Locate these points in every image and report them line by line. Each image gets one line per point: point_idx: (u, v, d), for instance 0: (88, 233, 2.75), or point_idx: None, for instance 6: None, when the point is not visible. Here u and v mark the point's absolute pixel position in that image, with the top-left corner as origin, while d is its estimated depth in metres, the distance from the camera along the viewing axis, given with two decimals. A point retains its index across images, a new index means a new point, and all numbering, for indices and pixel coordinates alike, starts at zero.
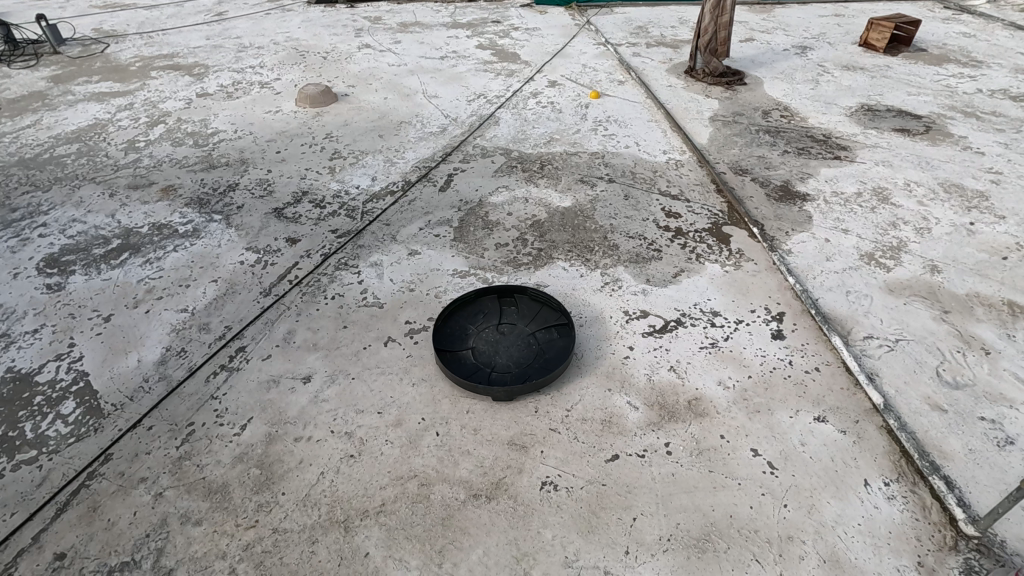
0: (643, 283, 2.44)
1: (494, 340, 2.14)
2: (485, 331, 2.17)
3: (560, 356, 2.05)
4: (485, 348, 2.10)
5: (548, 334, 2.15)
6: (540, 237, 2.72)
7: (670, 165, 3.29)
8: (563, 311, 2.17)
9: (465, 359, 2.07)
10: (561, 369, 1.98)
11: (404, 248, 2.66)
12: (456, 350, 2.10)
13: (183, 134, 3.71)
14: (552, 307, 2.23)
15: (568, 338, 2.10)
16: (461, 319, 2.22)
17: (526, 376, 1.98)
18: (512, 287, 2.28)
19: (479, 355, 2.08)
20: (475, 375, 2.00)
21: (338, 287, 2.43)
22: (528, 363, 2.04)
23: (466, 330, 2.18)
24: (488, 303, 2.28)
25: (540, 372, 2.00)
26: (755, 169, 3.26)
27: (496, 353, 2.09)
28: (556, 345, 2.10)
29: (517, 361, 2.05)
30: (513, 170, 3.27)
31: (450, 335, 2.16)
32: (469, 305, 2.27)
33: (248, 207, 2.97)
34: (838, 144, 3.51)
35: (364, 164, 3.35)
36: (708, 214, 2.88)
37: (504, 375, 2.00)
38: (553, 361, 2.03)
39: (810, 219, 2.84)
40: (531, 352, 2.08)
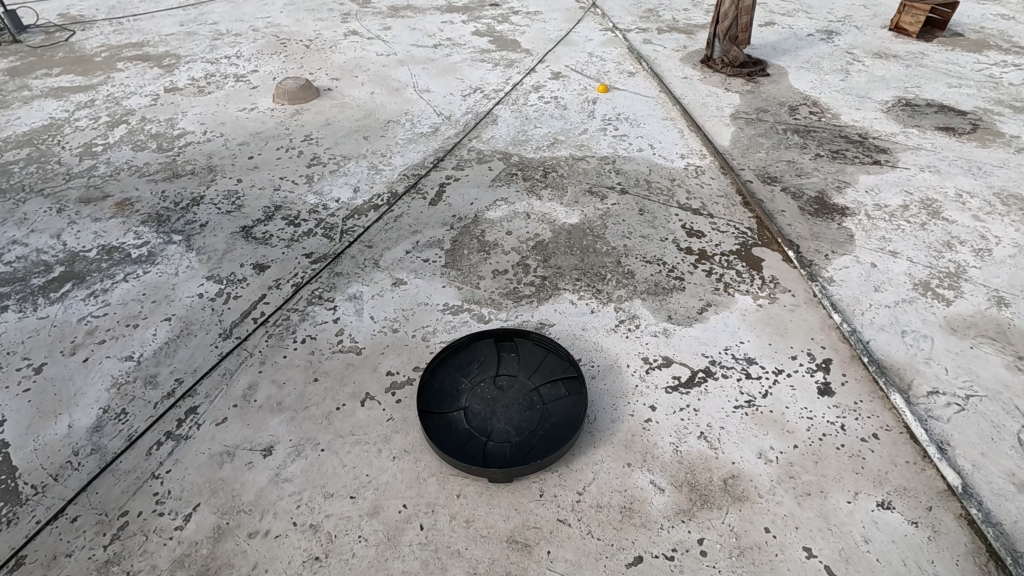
0: (664, 321, 2.11)
1: (491, 397, 1.81)
2: (481, 386, 1.84)
3: (570, 420, 1.73)
4: (480, 409, 1.78)
5: (555, 390, 1.82)
6: (543, 261, 2.38)
7: (690, 172, 2.93)
8: (573, 362, 1.85)
9: (455, 424, 1.74)
10: (572, 440, 1.66)
11: (388, 276, 2.32)
12: (445, 411, 1.77)
13: (146, 136, 3.34)
14: (559, 356, 1.91)
15: (580, 396, 1.79)
16: (451, 370, 1.89)
17: (530, 449, 1.67)
18: (512, 331, 1.95)
19: (473, 418, 1.75)
20: (468, 447, 1.68)
21: (310, 327, 2.09)
22: (531, 429, 1.72)
23: (457, 385, 1.85)
24: (482, 350, 1.95)
25: (546, 442, 1.68)
26: (784, 176, 2.90)
27: (493, 415, 1.76)
28: (564, 405, 1.78)
29: (518, 427, 1.73)
30: (512, 178, 2.91)
31: (439, 392, 1.83)
32: (460, 353, 1.94)
33: (213, 224, 2.62)
34: (876, 146, 3.14)
35: (346, 172, 2.99)
36: (735, 232, 2.53)
37: (504, 446, 1.68)
38: (562, 427, 1.72)
39: (852, 238, 2.49)
40: (536, 413, 1.76)
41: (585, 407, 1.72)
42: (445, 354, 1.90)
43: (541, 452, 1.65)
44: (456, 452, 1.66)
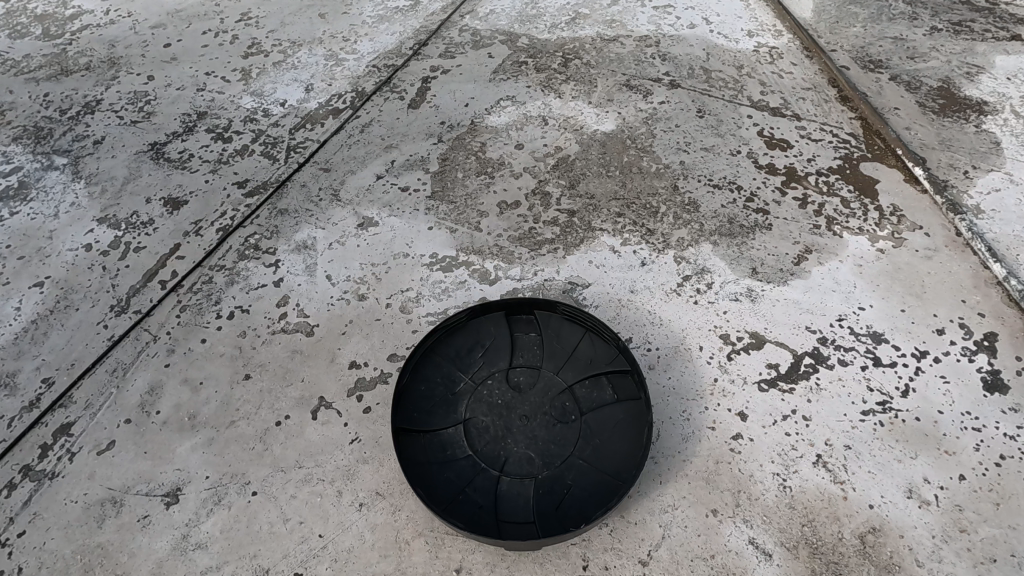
0: (747, 277, 1.48)
1: (503, 405, 1.23)
2: (487, 388, 1.26)
3: (623, 441, 1.16)
4: (487, 424, 1.21)
5: (598, 392, 1.24)
6: (568, 189, 1.71)
7: (762, 56, 2.15)
8: (626, 350, 1.25)
9: (450, 450, 1.18)
10: (630, 475, 1.11)
11: (352, 214, 1.65)
12: (435, 428, 1.20)
13: (30, 18, 2.49)
14: (602, 338, 1.31)
15: (637, 402, 1.21)
16: (442, 360, 1.30)
17: (566, 491, 1.11)
18: (530, 302, 1.33)
19: (478, 439, 1.19)
20: (472, 489, 1.13)
21: (240, 295, 1.47)
22: (566, 455, 1.15)
23: (450, 385, 1.27)
24: (487, 330, 1.34)
25: (590, 477, 1.13)
26: (892, 59, 2.12)
27: (507, 433, 1.19)
28: (614, 416, 1.20)
29: (546, 452, 1.17)
30: (521, 69, 2.13)
31: (425, 396, 1.25)
32: (452, 335, 1.33)
33: (110, 141, 1.90)
34: (1012, 14, 2.31)
35: (295, 63, 2.21)
36: (833, 141, 1.83)
37: (526, 486, 1.13)
38: (611, 452, 1.15)
39: (998, 146, 1.78)
40: (572, 430, 1.19)
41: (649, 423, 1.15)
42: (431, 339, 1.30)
43: (583, 496, 1.10)
44: (454, 498, 1.12)
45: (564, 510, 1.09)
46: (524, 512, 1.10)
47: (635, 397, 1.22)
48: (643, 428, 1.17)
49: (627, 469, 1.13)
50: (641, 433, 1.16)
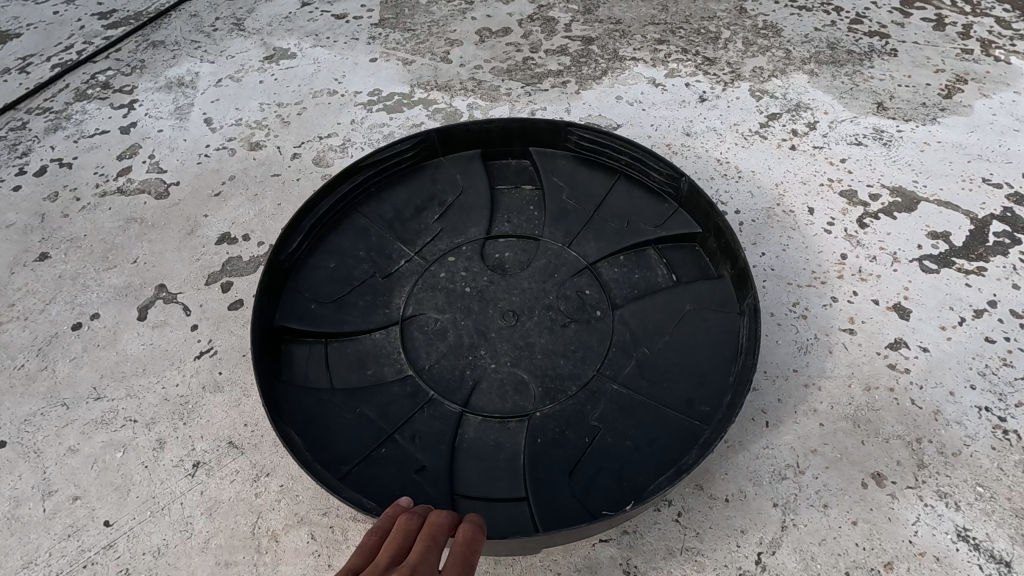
0: (871, 114, 0.92)
1: (473, 294, 0.70)
2: (446, 268, 0.72)
3: (693, 352, 0.64)
4: (443, 327, 0.68)
5: (641, 273, 0.71)
6: (583, 12, 1.15)
7: None
8: (695, 197, 0.70)
9: (373, 369, 0.65)
10: (712, 411, 0.59)
11: (258, 46, 1.10)
12: (347, 334, 0.68)
13: None
14: (647, 188, 0.76)
15: (715, 287, 0.68)
16: (369, 226, 0.75)
17: (590, 440, 0.59)
18: (522, 130, 0.78)
19: (424, 352, 0.66)
20: (408, 437, 0.60)
21: (62, 146, 0.92)
22: (587, 378, 0.63)
23: (380, 264, 0.73)
24: (448, 180, 0.80)
25: (635, 415, 0.60)
26: None
27: (478, 340, 0.66)
28: (673, 308, 0.67)
29: (549, 371, 0.64)
30: None
31: (335, 282, 0.71)
32: (388, 187, 0.78)
33: None
34: None
35: None
36: None
37: (511, 432, 0.60)
38: (672, 369, 0.62)
39: None
40: (596, 334, 0.66)
41: (751, 313, 0.61)
42: (348, 189, 0.75)
43: (624, 450, 0.58)
44: (370, 453, 0.58)
45: (588, 476, 0.57)
46: (509, 481, 0.58)
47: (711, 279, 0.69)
48: (732, 329, 0.64)
49: (707, 401, 0.60)
50: (728, 337, 0.64)
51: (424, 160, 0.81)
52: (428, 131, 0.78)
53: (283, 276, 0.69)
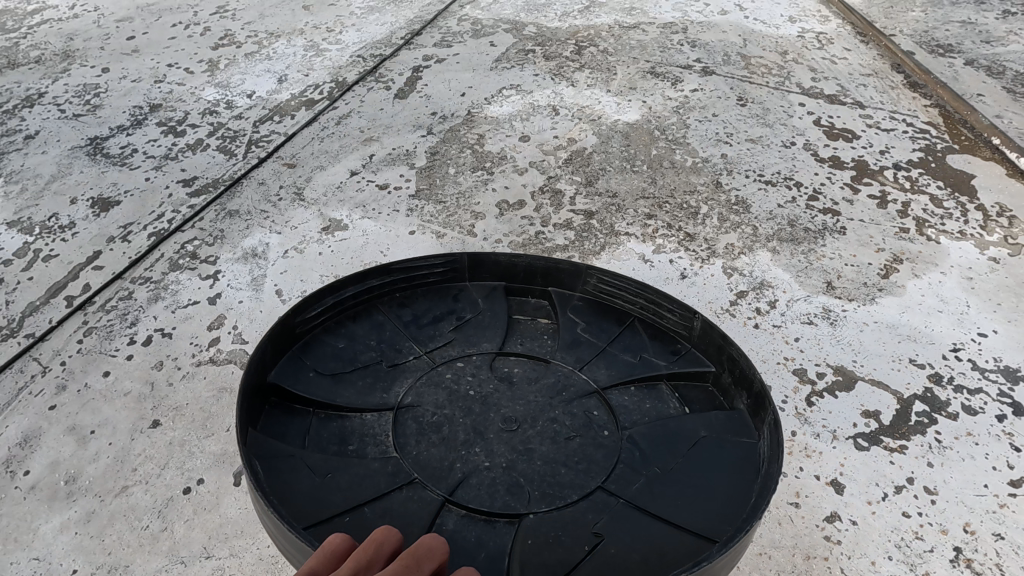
0: (821, 294, 1.12)
1: (476, 397, 0.86)
2: (451, 370, 0.90)
3: (705, 471, 0.79)
4: (439, 421, 0.83)
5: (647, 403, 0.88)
6: (585, 185, 1.39)
7: (810, 42, 1.85)
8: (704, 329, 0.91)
9: (355, 445, 0.81)
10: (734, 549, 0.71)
11: (316, 216, 1.34)
12: (339, 407, 0.85)
13: None
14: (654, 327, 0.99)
15: (728, 422, 0.85)
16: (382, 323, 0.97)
17: (592, 545, 0.72)
18: (547, 272, 1.02)
19: (413, 441, 0.81)
20: (378, 511, 0.74)
21: (163, 316, 1.14)
22: (590, 489, 0.76)
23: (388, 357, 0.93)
24: (472, 302, 1.02)
25: (633, 527, 0.73)
26: (964, 45, 1.81)
27: (475, 439, 0.81)
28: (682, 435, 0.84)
29: (547, 478, 0.77)
30: (529, 56, 1.85)
31: (340, 362, 0.91)
32: (412, 296, 1.02)
33: (44, 136, 1.62)
34: None
35: (270, 54, 1.94)
36: (909, 131, 1.49)
37: (498, 531, 0.73)
38: (676, 487, 0.77)
39: None
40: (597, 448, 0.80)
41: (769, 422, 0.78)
42: (375, 284, 0.99)
43: (619, 560, 0.70)
44: (335, 517, 0.73)
45: None
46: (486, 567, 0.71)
47: (731, 410, 0.87)
48: (751, 454, 0.81)
49: (720, 530, 0.73)
50: (751, 460, 0.80)
51: (450, 280, 1.04)
52: (459, 257, 1.02)
53: (293, 337, 0.91)
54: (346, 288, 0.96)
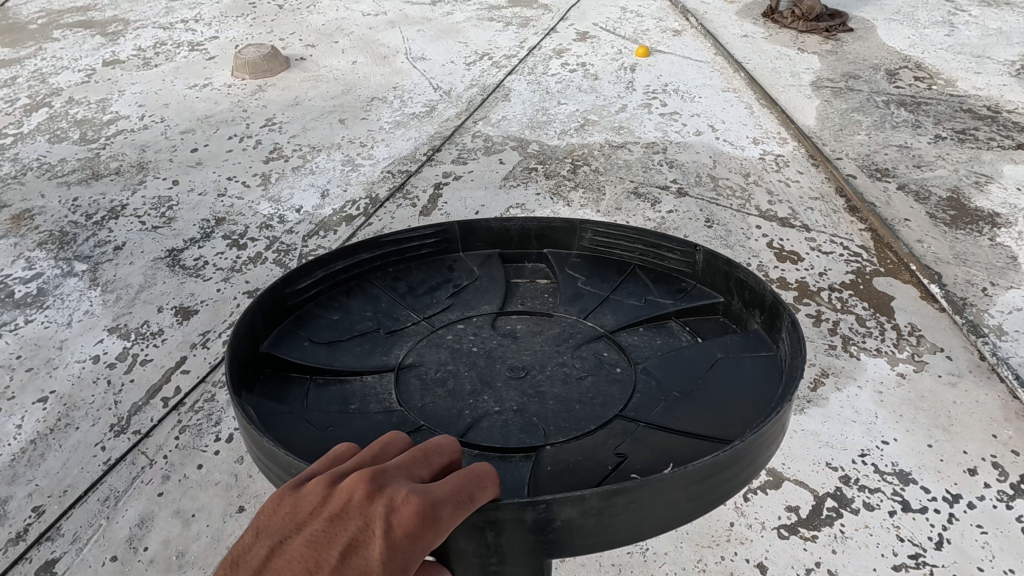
0: None
1: (481, 353, 1.04)
2: (452, 333, 1.09)
3: (726, 388, 1.00)
4: (442, 378, 1.00)
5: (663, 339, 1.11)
6: None
7: (768, 164, 2.19)
8: (703, 258, 1.21)
9: (354, 406, 1.01)
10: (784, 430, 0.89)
11: None
12: (336, 371, 1.05)
13: (68, 124, 2.65)
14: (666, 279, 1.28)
15: (746, 342, 1.09)
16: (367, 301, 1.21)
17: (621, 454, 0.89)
18: (543, 234, 1.33)
19: (415, 398, 0.97)
20: None
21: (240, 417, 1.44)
22: (614, 412, 0.94)
23: (386, 325, 1.14)
24: (467, 270, 1.29)
25: (660, 430, 0.92)
26: (899, 169, 2.15)
27: (485, 389, 0.97)
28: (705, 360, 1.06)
29: (561, 415, 0.93)
30: (532, 175, 2.20)
31: (335, 330, 1.15)
32: (404, 269, 1.29)
33: (130, 247, 1.96)
34: (1013, 123, 2.36)
35: (313, 168, 2.30)
36: (845, 254, 1.81)
37: (513, 463, 0.89)
38: (701, 399, 0.97)
39: (1014, 261, 1.76)
40: (613, 377, 0.99)
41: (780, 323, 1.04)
42: (364, 256, 1.25)
43: (659, 458, 0.88)
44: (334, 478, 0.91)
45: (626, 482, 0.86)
46: (511, 492, 0.87)
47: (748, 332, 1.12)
48: (769, 367, 1.04)
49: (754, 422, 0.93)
50: (769, 371, 1.03)
51: (445, 248, 1.33)
52: (452, 227, 1.32)
53: (286, 309, 1.17)
54: (339, 262, 1.23)
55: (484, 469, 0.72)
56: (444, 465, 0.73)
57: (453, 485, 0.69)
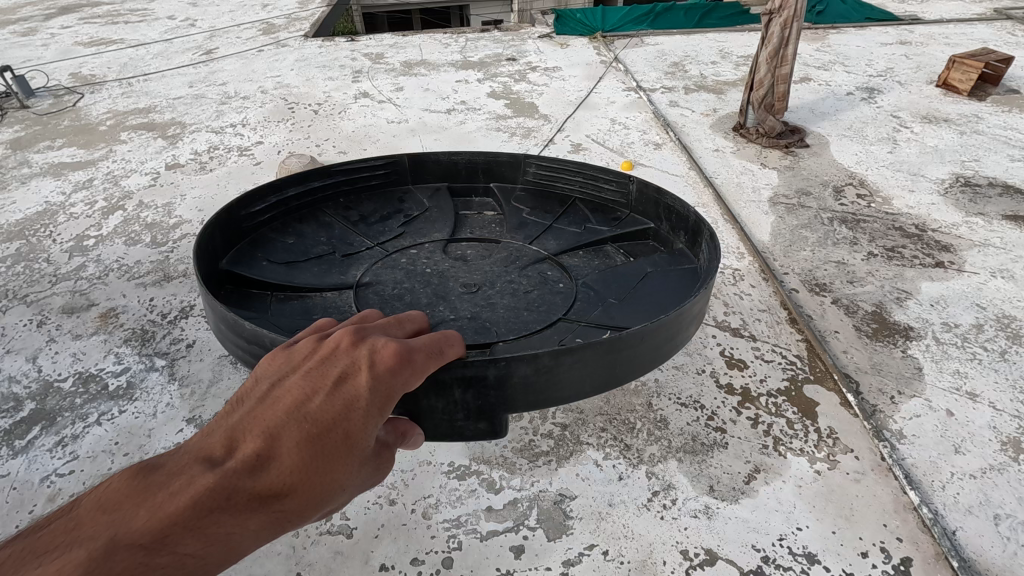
0: (705, 494, 1.80)
1: (432, 275, 1.95)
2: (404, 257, 2.06)
3: (650, 301, 1.83)
4: (395, 293, 1.85)
5: (599, 260, 2.07)
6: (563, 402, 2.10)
7: (726, 277, 2.63)
8: (640, 187, 2.20)
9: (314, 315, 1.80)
10: (695, 317, 1.64)
11: None
12: (295, 285, 1.91)
13: (140, 227, 3.15)
14: (609, 206, 2.33)
15: (671, 256, 2.06)
16: (332, 217, 2.29)
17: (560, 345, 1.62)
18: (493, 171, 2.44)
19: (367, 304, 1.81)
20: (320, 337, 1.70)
21: None
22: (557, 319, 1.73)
23: (338, 252, 2.10)
24: (421, 202, 2.40)
25: (593, 332, 1.68)
26: (835, 283, 2.59)
27: (439, 303, 1.80)
28: (636, 274, 1.98)
29: (516, 322, 1.72)
30: None
31: (293, 252, 2.10)
32: (351, 202, 2.38)
33: (200, 344, 2.40)
34: (936, 241, 2.81)
35: None
36: (783, 363, 2.21)
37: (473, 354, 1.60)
38: (632, 310, 1.79)
39: (920, 372, 2.16)
40: (556, 292, 1.86)
41: (710, 236, 1.84)
42: (313, 186, 2.28)
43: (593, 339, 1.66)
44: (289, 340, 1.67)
45: None
46: None
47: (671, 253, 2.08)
48: (686, 279, 1.91)
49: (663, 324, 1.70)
50: (688, 284, 1.89)
51: (393, 180, 2.45)
52: (393, 162, 2.42)
53: (245, 230, 2.10)
54: (290, 193, 2.22)
55: (448, 336, 1.28)
56: (413, 330, 1.31)
57: (425, 343, 1.21)
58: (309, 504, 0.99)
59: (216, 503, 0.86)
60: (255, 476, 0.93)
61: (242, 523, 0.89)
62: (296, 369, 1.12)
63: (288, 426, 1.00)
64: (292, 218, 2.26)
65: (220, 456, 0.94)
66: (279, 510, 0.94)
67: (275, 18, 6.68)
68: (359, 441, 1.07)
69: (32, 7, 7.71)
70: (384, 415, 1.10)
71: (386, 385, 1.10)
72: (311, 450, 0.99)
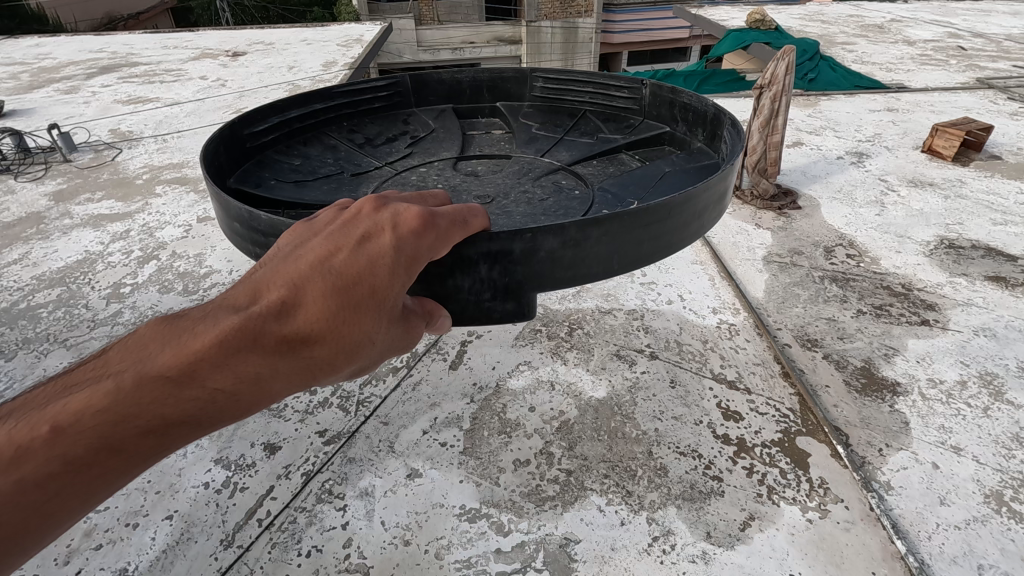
0: (702, 540, 1.91)
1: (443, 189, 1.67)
2: (415, 176, 1.79)
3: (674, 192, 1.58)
4: None
5: (614, 167, 1.85)
6: (569, 449, 2.23)
7: (723, 332, 2.79)
8: (653, 90, 2.05)
9: None
10: (726, 190, 1.40)
11: (402, 465, 2.19)
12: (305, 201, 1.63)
13: (173, 276, 3.36)
14: (620, 116, 2.18)
15: (689, 156, 1.86)
16: (337, 140, 2.06)
17: None
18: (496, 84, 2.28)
19: None
20: None
21: (315, 536, 1.95)
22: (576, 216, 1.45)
23: (348, 171, 1.84)
24: (426, 124, 2.23)
25: None
26: (826, 339, 2.74)
27: None
28: (654, 175, 1.74)
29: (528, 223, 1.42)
30: (537, 335, 2.81)
31: (299, 171, 1.86)
32: (358, 126, 2.17)
33: None
34: (922, 300, 2.98)
35: None
36: (777, 415, 2.34)
37: None
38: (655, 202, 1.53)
39: (906, 426, 2.29)
40: (572, 198, 1.59)
41: (732, 124, 1.62)
42: (316, 107, 2.06)
43: None
44: None
45: None
46: None
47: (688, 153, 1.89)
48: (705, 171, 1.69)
49: None
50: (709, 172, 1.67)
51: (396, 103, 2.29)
52: (395, 81, 2.25)
53: (246, 150, 1.86)
54: (291, 112, 1.98)
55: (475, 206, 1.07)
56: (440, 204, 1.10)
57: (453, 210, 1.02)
58: (341, 352, 0.88)
59: (237, 344, 0.77)
60: (279, 320, 0.82)
61: (270, 366, 0.80)
62: (318, 229, 0.95)
63: (312, 275, 0.85)
64: (296, 141, 2.03)
65: (242, 302, 0.83)
66: (308, 359, 0.84)
67: (301, 80, 7.16)
68: (390, 299, 0.91)
69: (75, 66, 8.30)
70: (416, 273, 0.94)
71: (413, 247, 0.92)
72: (339, 299, 0.85)
